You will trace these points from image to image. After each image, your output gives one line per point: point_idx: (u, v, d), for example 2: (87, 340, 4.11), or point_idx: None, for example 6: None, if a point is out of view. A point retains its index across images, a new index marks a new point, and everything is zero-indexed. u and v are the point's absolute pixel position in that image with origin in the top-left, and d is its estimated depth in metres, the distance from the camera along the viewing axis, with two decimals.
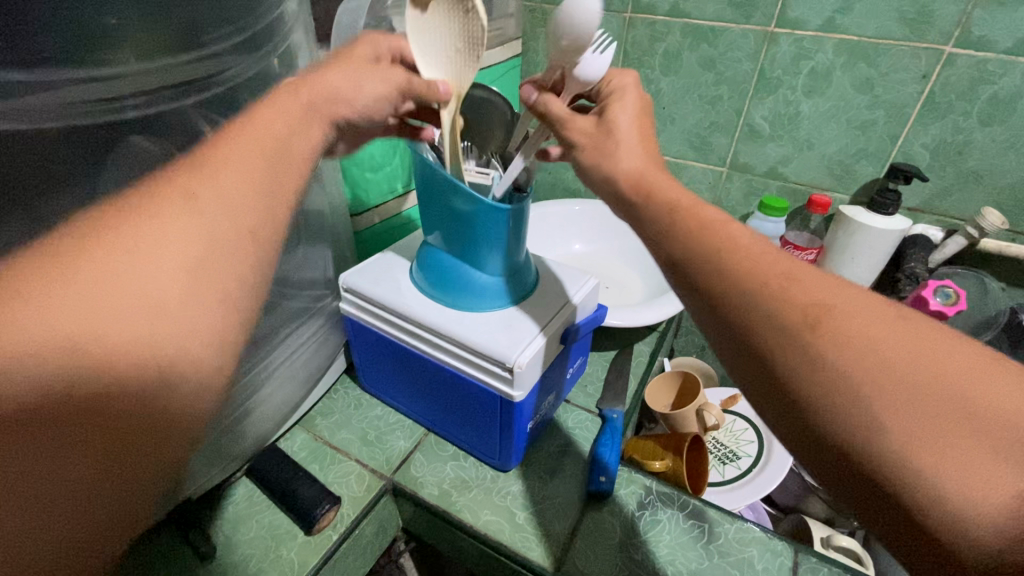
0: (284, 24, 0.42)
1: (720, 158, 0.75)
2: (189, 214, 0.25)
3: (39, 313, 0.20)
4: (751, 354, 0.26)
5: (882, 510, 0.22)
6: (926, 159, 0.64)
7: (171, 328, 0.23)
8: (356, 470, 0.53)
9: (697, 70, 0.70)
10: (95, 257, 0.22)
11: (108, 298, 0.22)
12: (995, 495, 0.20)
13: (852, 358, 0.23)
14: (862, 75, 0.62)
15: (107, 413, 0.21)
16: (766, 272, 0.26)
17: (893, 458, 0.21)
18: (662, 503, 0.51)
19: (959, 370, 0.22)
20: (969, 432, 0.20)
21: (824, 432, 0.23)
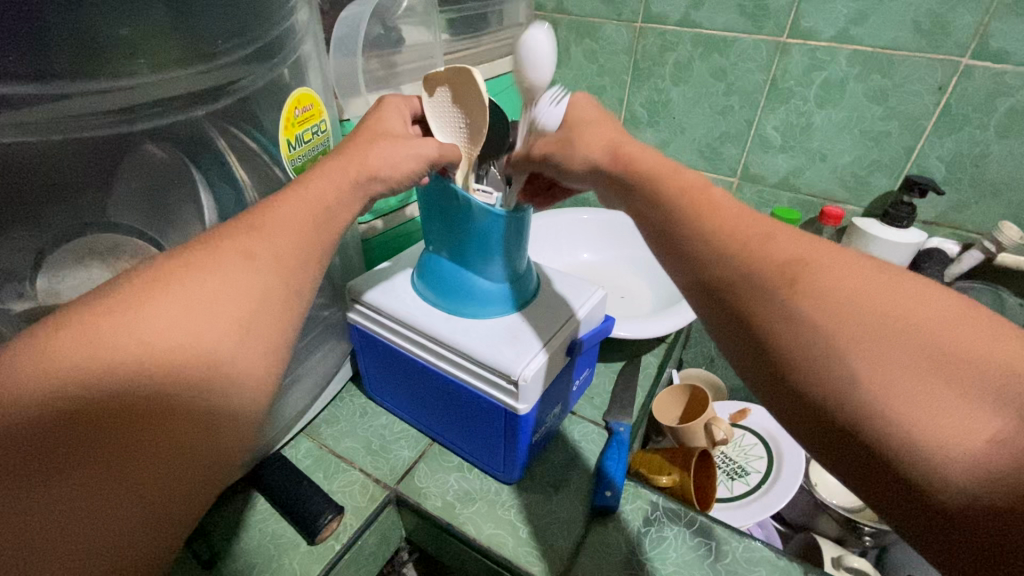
0: (294, 35, 0.42)
1: (731, 168, 0.74)
2: (248, 267, 0.26)
3: (108, 365, 0.21)
4: (735, 318, 0.27)
5: (871, 472, 0.23)
6: (942, 171, 0.62)
7: (223, 376, 0.23)
8: (360, 480, 0.53)
9: (708, 79, 0.70)
10: (162, 298, 0.23)
11: (174, 351, 0.22)
12: (971, 440, 0.21)
13: (831, 312, 0.24)
14: (877, 86, 0.61)
15: (159, 460, 0.21)
16: (748, 229, 0.27)
17: (880, 414, 0.22)
18: (669, 520, 0.51)
19: (934, 319, 0.24)
20: (945, 379, 0.22)
21: (816, 399, 0.24)
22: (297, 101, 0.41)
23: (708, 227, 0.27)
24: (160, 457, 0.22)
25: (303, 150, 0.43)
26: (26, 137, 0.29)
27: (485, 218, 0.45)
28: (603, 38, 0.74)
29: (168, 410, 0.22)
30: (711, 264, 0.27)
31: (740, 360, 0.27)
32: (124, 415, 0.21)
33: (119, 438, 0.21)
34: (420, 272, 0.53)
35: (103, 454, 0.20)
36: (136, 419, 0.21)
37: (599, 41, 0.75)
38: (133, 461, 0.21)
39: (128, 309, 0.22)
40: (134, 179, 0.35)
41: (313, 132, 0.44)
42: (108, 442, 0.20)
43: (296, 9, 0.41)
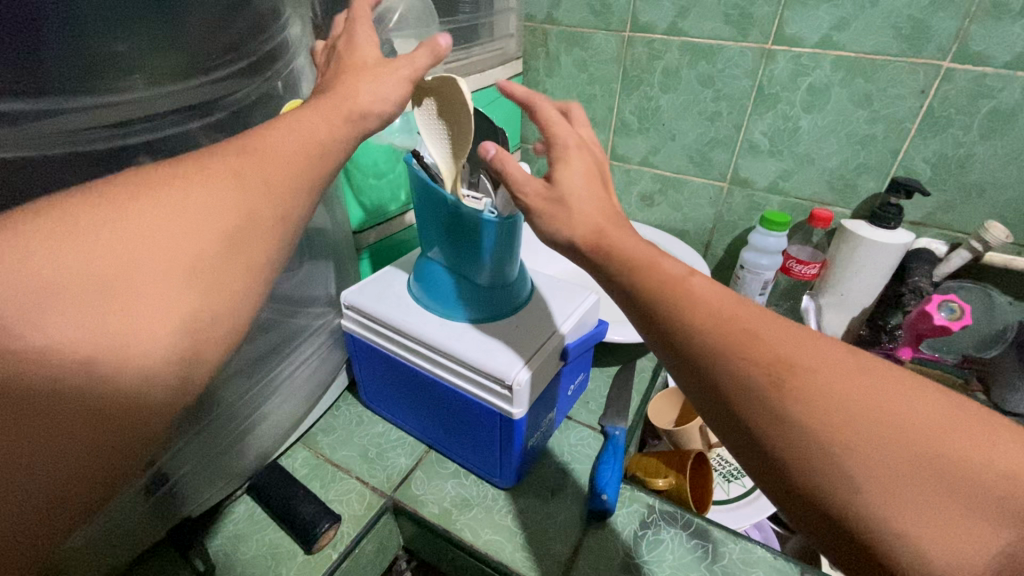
0: (287, 49, 0.43)
1: (721, 173, 0.75)
2: (242, 187, 0.26)
3: (91, 253, 0.21)
4: (728, 410, 0.27)
5: (871, 570, 0.24)
6: (928, 173, 0.63)
7: (203, 286, 0.24)
8: (357, 488, 0.53)
9: (696, 86, 0.71)
10: (150, 204, 0.23)
11: (155, 249, 0.23)
12: (976, 555, 0.22)
13: (824, 419, 0.24)
14: (861, 90, 0.62)
15: (133, 355, 0.22)
16: (733, 327, 0.27)
17: (878, 520, 0.23)
18: (666, 522, 0.51)
19: (931, 425, 0.23)
20: (945, 492, 0.23)
21: (814, 499, 0.25)
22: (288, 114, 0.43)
23: None
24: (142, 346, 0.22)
25: None
26: (21, 152, 0.28)
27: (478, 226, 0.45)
28: (591, 48, 0.75)
29: (147, 304, 0.22)
30: (704, 361, 0.27)
31: (738, 449, 0.28)
32: (107, 298, 0.21)
33: (103, 311, 0.21)
34: (414, 281, 0.53)
35: (86, 327, 0.21)
36: (117, 308, 0.21)
37: (587, 50, 0.76)
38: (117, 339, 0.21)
39: (115, 207, 0.23)
40: None
41: None
42: (94, 309, 0.21)
43: (289, 25, 0.43)
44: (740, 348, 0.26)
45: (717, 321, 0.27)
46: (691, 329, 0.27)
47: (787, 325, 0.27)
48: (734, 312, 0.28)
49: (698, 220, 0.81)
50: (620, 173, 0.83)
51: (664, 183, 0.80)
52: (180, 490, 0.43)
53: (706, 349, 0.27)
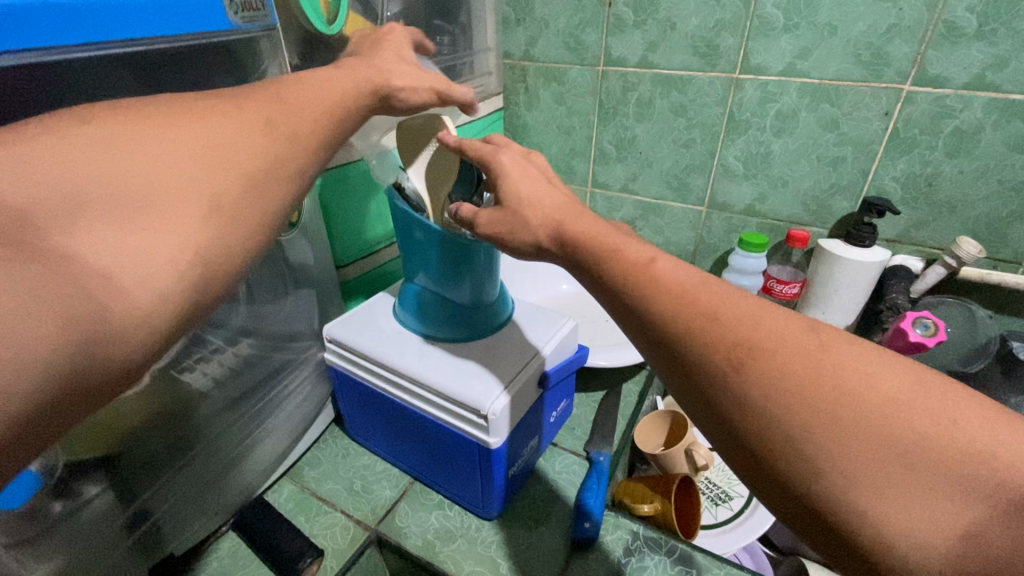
0: None
1: (699, 198, 0.77)
2: (253, 129, 0.28)
3: (135, 158, 0.24)
4: (697, 391, 0.27)
5: (845, 551, 0.24)
6: (898, 192, 0.65)
7: (227, 213, 0.26)
8: (341, 522, 0.53)
9: (669, 115, 0.73)
10: (180, 128, 0.26)
11: (192, 163, 0.25)
12: (942, 536, 0.22)
13: (782, 401, 0.25)
14: (827, 115, 0.64)
15: (167, 244, 0.23)
16: (693, 313, 0.28)
17: (843, 500, 0.23)
18: (650, 549, 0.50)
19: (889, 403, 0.24)
20: (905, 473, 0.23)
21: (785, 482, 0.25)
22: None
23: None
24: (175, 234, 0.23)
25: None
26: None
27: (461, 246, 0.48)
28: (568, 82, 0.78)
29: (169, 217, 0.24)
30: (668, 346, 0.28)
31: (710, 432, 0.28)
32: (132, 214, 0.23)
33: (142, 201, 0.23)
34: (404, 304, 0.56)
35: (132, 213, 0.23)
36: (140, 222, 0.23)
37: (565, 84, 0.78)
38: (156, 225, 0.23)
39: (159, 125, 0.25)
40: None
41: None
42: (135, 203, 0.23)
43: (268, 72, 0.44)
44: (703, 332, 0.27)
45: (675, 312, 0.28)
46: (655, 316, 0.29)
47: (746, 303, 0.28)
48: (697, 298, 0.28)
49: (680, 244, 0.82)
50: (602, 201, 0.85)
51: (645, 208, 0.82)
52: (164, 523, 0.45)
53: (666, 338, 0.28)
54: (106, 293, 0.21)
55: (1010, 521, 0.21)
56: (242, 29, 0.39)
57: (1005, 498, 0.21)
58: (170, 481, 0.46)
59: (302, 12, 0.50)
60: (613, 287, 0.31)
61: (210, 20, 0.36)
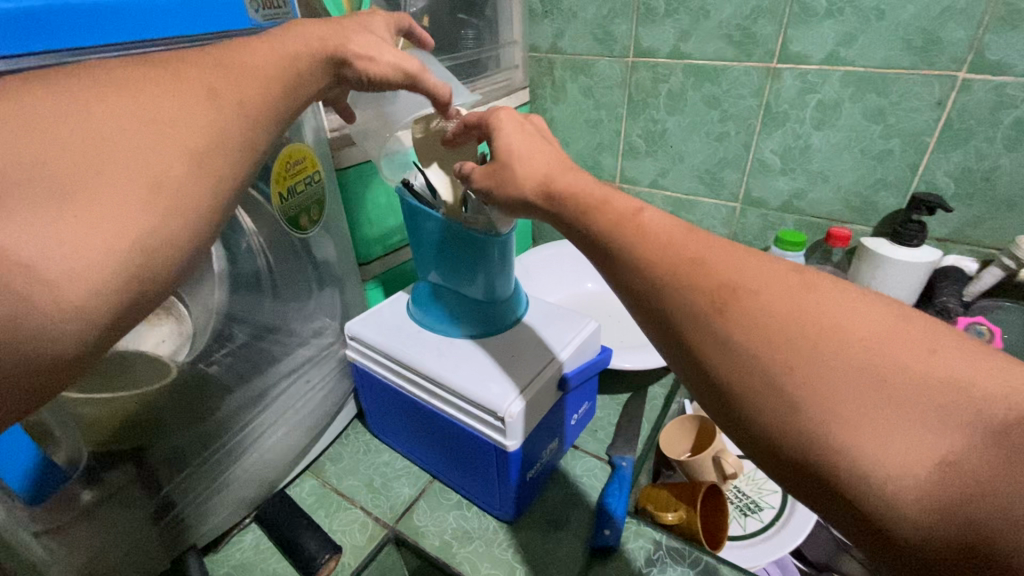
0: None
1: (733, 194, 0.74)
2: (198, 101, 0.25)
3: (56, 142, 0.20)
4: (676, 336, 0.25)
5: (827, 498, 0.22)
6: (951, 188, 0.60)
7: (171, 198, 0.23)
8: (360, 519, 0.53)
9: (702, 107, 0.70)
10: (108, 105, 0.22)
11: (125, 146, 0.22)
12: (918, 467, 0.19)
13: (763, 339, 0.22)
14: (873, 105, 0.60)
15: (102, 241, 0.20)
16: (678, 259, 0.25)
17: (824, 435, 0.21)
18: (672, 560, 0.49)
19: (868, 337, 0.21)
20: (883, 404, 0.20)
21: (761, 424, 0.23)
22: (290, 155, 0.46)
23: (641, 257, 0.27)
24: (109, 228, 0.20)
25: (294, 201, 0.48)
26: None
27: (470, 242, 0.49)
28: (596, 74, 0.76)
29: (112, 213, 0.21)
30: (647, 293, 0.26)
31: (690, 379, 0.26)
32: (54, 190, 0.20)
33: (66, 193, 0.20)
34: (417, 303, 0.56)
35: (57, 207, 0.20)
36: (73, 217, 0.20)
37: (592, 77, 0.76)
38: (86, 219, 0.20)
39: (83, 103, 0.22)
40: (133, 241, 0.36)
41: (305, 183, 0.48)
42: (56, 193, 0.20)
43: None
44: (683, 274, 0.25)
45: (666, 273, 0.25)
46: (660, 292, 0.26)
47: (736, 246, 0.26)
48: (682, 241, 0.26)
49: None
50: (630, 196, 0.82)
51: (675, 205, 0.79)
52: (187, 514, 0.47)
53: (650, 285, 0.26)
54: (45, 314, 0.19)
55: (993, 452, 0.19)
56: (262, 27, 0.39)
57: (985, 427, 0.19)
58: (195, 475, 0.47)
59: (326, 9, 0.49)
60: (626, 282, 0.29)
61: (230, 18, 0.37)
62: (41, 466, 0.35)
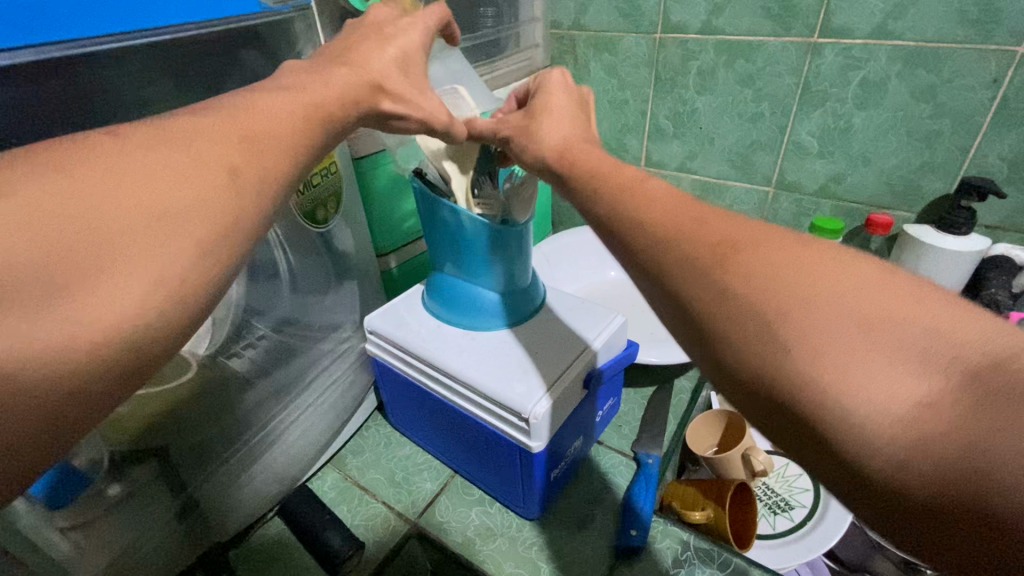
0: None
1: (766, 177, 0.70)
2: (205, 148, 0.24)
3: (61, 210, 0.19)
4: (671, 295, 0.24)
5: (810, 448, 0.20)
6: (1005, 171, 0.56)
7: (187, 242, 0.21)
8: (382, 513, 0.53)
9: (734, 86, 0.66)
10: (115, 167, 0.21)
11: (134, 204, 0.21)
12: (898, 404, 0.18)
13: (758, 286, 0.21)
14: (922, 82, 0.56)
15: (115, 298, 0.19)
16: (682, 229, 0.24)
17: (807, 377, 0.19)
18: (700, 562, 0.47)
19: (861, 286, 0.20)
20: (872, 344, 0.18)
21: (750, 372, 0.21)
22: None
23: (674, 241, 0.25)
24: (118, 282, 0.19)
25: (310, 195, 0.46)
26: None
27: (481, 232, 0.47)
28: (621, 51, 0.72)
29: (119, 247, 0.20)
30: (651, 263, 0.25)
31: (682, 336, 0.24)
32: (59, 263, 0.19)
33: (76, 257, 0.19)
34: (431, 290, 0.55)
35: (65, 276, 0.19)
36: (74, 257, 0.19)
37: (618, 55, 0.72)
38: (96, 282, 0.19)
39: (90, 168, 0.21)
40: None
41: (321, 175, 0.47)
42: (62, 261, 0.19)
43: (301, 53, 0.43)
44: (683, 238, 0.24)
45: (678, 263, 0.23)
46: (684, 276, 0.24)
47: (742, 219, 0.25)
48: (693, 215, 0.25)
49: None
50: None
51: (704, 189, 0.75)
52: (212, 512, 0.46)
53: (653, 256, 0.25)
54: (59, 376, 0.18)
55: (972, 394, 0.17)
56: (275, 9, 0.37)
57: (963, 365, 0.18)
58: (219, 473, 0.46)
59: None
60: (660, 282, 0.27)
61: None
62: (61, 471, 0.34)
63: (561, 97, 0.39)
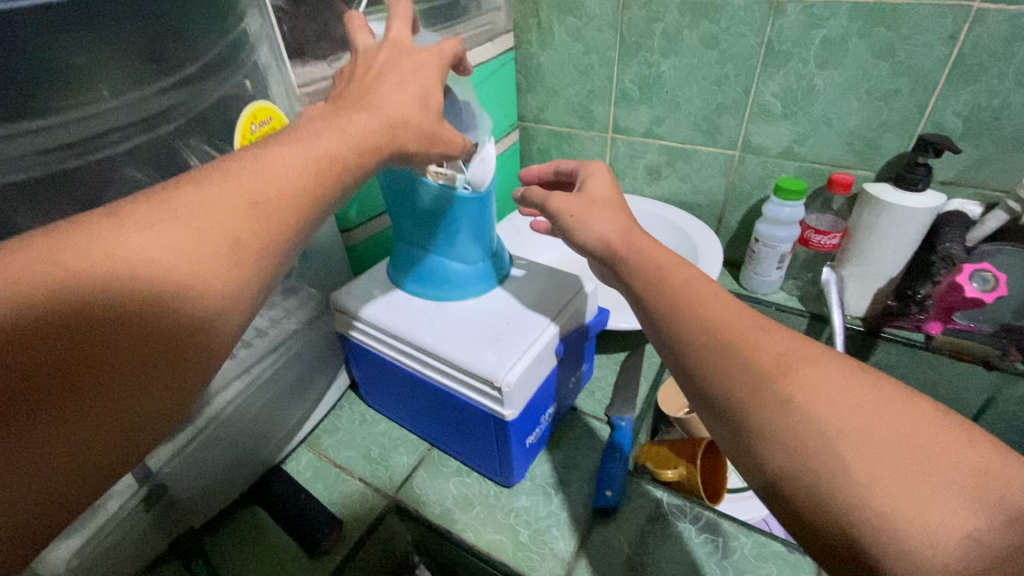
0: (247, 43, 0.43)
1: (731, 141, 0.70)
2: (220, 215, 0.26)
3: (77, 277, 0.22)
4: (727, 400, 0.28)
5: (851, 559, 0.24)
6: (959, 128, 0.58)
7: (176, 313, 0.24)
8: (360, 490, 0.53)
9: (699, 48, 0.66)
10: (135, 231, 0.24)
11: (144, 268, 0.23)
12: (950, 534, 0.22)
13: (821, 407, 0.25)
14: (882, 40, 0.56)
15: (105, 363, 0.22)
16: (742, 338, 0.28)
17: (864, 497, 0.23)
18: (673, 517, 0.49)
19: (913, 423, 0.24)
20: (922, 477, 0.23)
21: (809, 484, 0.25)
22: (252, 116, 0.43)
23: (694, 310, 0.30)
24: (112, 350, 0.22)
25: None
26: (11, 171, 0.31)
27: (440, 199, 0.47)
28: (585, 14, 0.70)
29: (119, 312, 0.23)
30: (699, 357, 0.29)
31: (732, 438, 0.28)
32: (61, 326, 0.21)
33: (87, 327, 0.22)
34: (396, 266, 0.54)
35: (71, 343, 0.21)
36: (67, 298, 0.21)
37: (581, 17, 0.71)
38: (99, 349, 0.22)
39: (110, 231, 0.23)
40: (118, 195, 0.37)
41: None
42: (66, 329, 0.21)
43: (246, 15, 0.43)
44: (728, 335, 0.29)
45: (739, 368, 0.27)
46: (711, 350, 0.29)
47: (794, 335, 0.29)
48: (739, 320, 0.29)
49: (709, 192, 0.76)
50: (624, 147, 0.78)
51: (671, 154, 0.75)
52: (184, 501, 0.45)
53: (699, 352, 0.29)
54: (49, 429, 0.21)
55: (1011, 530, 0.21)
56: None
57: (1006, 512, 0.22)
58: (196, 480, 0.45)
59: None
60: (675, 324, 0.31)
61: None
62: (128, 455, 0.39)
63: (603, 186, 0.41)
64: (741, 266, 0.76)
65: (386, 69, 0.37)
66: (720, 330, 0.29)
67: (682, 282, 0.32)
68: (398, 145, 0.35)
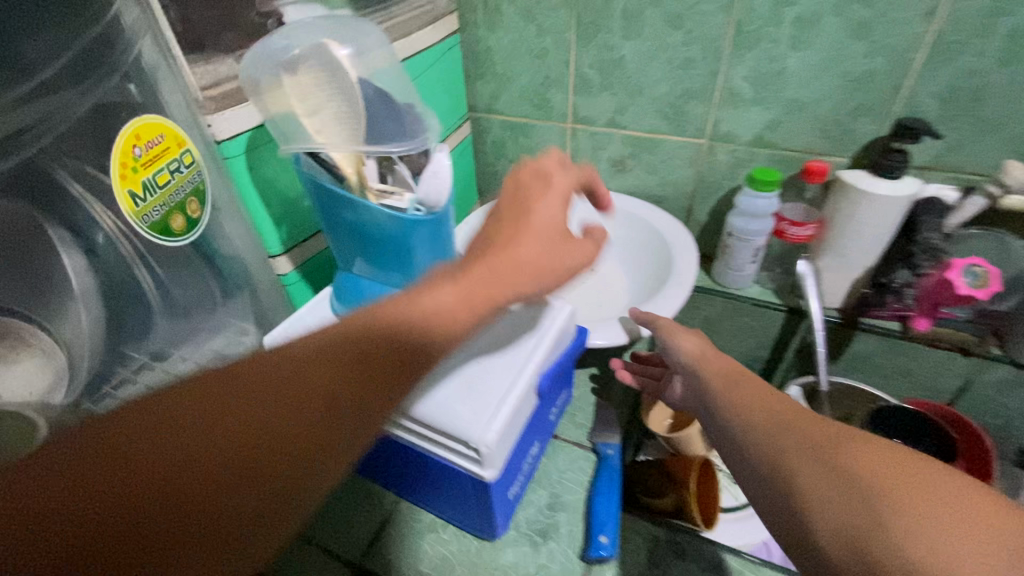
0: (117, 38, 0.33)
1: (699, 129, 0.65)
2: (348, 385, 0.26)
3: (218, 434, 0.23)
4: (785, 478, 0.31)
5: None
6: (935, 110, 0.55)
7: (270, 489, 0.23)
8: (320, 561, 0.46)
9: (663, 28, 0.60)
10: (274, 391, 0.25)
11: (265, 437, 0.24)
12: None
13: (869, 480, 0.28)
14: (857, 18, 0.52)
15: (205, 542, 0.22)
16: (792, 423, 0.33)
17: (920, 569, 0.24)
18: (674, 557, 0.44)
19: (968, 503, 0.26)
20: (982, 551, 0.24)
21: (868, 560, 0.26)
22: (133, 136, 0.34)
23: (743, 402, 0.36)
24: (212, 528, 0.22)
25: (160, 199, 0.36)
26: None
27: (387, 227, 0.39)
28: None
29: (232, 487, 0.22)
30: (770, 452, 0.32)
31: (790, 526, 0.30)
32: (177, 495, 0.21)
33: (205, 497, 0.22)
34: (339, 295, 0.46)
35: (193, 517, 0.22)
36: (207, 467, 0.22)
37: None
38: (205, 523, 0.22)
39: (263, 390, 0.24)
40: (14, 272, 0.30)
41: (171, 171, 0.37)
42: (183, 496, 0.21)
43: (116, 4, 0.33)
44: (774, 422, 0.34)
45: (793, 443, 0.32)
46: (771, 442, 0.32)
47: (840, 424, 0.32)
48: (796, 416, 0.33)
49: (677, 183, 0.71)
50: (585, 138, 0.72)
51: (636, 144, 0.70)
52: None
53: (767, 449, 0.32)
54: None
55: None
56: None
57: None
58: None
59: None
60: (749, 424, 0.35)
61: None
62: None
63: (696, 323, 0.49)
64: (714, 260, 0.72)
65: (525, 187, 0.38)
66: (770, 411, 0.35)
67: (749, 387, 0.38)
68: (523, 286, 0.33)
